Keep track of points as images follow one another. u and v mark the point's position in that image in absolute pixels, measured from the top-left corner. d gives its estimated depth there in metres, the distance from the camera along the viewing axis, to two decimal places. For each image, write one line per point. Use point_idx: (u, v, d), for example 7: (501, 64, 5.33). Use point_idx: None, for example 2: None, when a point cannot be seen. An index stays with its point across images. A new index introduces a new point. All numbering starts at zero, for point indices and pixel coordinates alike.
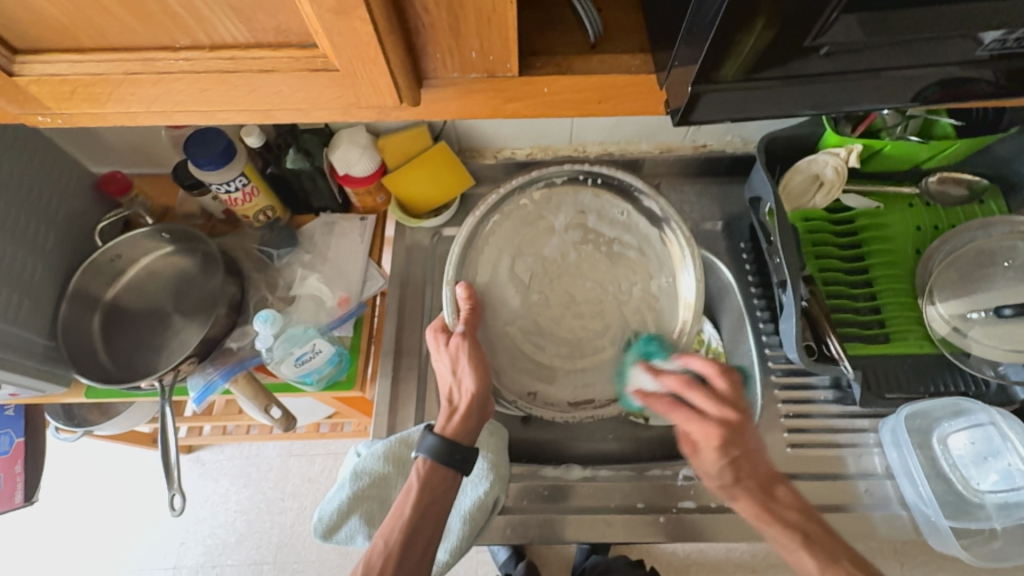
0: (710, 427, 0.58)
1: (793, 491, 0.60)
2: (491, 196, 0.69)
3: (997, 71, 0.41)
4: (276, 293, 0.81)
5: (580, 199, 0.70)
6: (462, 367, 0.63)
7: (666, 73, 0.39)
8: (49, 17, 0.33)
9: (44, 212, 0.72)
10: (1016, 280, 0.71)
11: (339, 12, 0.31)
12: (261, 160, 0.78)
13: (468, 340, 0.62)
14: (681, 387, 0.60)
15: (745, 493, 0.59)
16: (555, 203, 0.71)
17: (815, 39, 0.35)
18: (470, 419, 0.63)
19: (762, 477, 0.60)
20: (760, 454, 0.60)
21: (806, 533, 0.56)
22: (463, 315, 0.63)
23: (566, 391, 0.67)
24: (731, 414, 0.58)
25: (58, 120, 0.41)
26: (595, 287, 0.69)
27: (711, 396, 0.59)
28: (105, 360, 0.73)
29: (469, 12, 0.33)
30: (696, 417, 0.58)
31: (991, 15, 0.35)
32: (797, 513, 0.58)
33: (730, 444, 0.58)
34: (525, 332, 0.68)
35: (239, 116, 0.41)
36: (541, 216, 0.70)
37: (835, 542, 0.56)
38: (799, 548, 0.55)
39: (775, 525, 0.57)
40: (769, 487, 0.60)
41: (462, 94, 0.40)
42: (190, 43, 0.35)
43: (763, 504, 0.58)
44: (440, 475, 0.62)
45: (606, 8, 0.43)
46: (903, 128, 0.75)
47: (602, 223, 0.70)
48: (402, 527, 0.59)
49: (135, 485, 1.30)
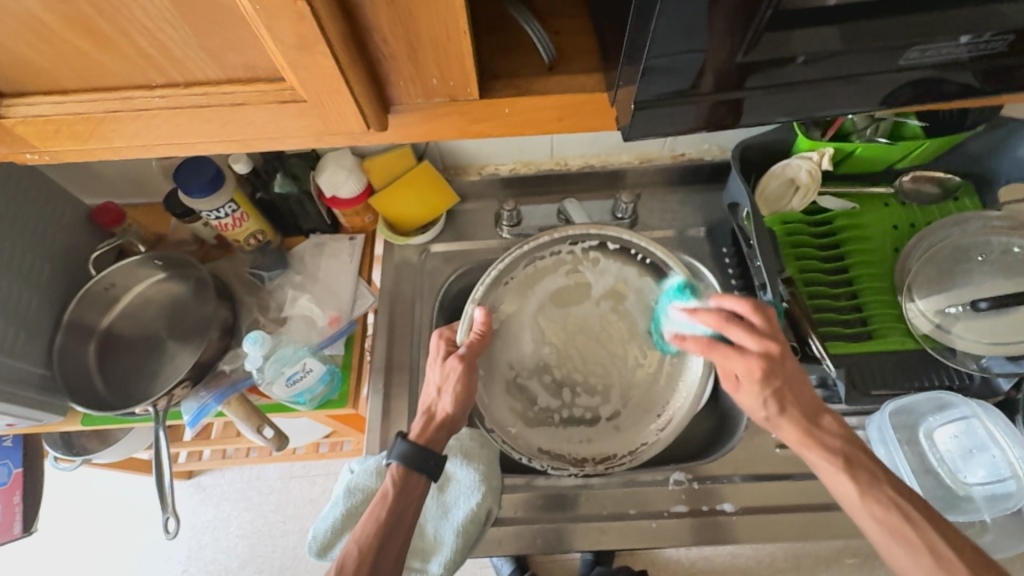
0: (750, 359, 0.59)
1: (837, 421, 0.60)
2: (544, 235, 0.73)
3: (937, 77, 0.42)
4: (267, 315, 0.82)
5: (625, 271, 0.76)
6: (449, 386, 0.66)
7: (615, 93, 0.41)
8: (32, 64, 0.35)
9: (39, 244, 0.73)
10: (991, 272, 0.72)
11: (301, 48, 0.33)
12: (250, 186, 0.80)
13: (465, 363, 0.67)
14: (720, 322, 0.61)
15: (788, 420, 0.59)
16: (600, 266, 0.76)
17: (747, 53, 0.37)
18: (442, 432, 0.65)
19: (807, 407, 0.60)
20: (803, 386, 0.60)
21: (849, 458, 0.56)
22: (471, 339, 0.68)
23: (543, 438, 0.74)
24: (772, 346, 0.59)
25: (45, 157, 0.43)
26: (604, 354, 0.76)
27: (749, 331, 0.60)
28: (101, 388, 0.74)
29: (426, 42, 0.35)
30: (735, 353, 0.59)
31: (916, 27, 0.37)
32: (843, 440, 0.57)
33: (770, 375, 0.58)
34: (528, 375, 0.76)
35: (217, 147, 0.43)
36: (583, 272, 0.76)
37: (877, 468, 0.55)
38: (840, 473, 0.55)
39: (816, 451, 0.57)
40: (813, 417, 0.59)
41: (428, 117, 0.42)
42: (164, 82, 0.37)
43: (807, 431, 0.58)
44: (414, 482, 0.62)
45: (562, 32, 0.45)
46: (873, 129, 0.76)
47: (635, 302, 0.76)
48: (376, 529, 0.58)
49: (135, 512, 1.30)
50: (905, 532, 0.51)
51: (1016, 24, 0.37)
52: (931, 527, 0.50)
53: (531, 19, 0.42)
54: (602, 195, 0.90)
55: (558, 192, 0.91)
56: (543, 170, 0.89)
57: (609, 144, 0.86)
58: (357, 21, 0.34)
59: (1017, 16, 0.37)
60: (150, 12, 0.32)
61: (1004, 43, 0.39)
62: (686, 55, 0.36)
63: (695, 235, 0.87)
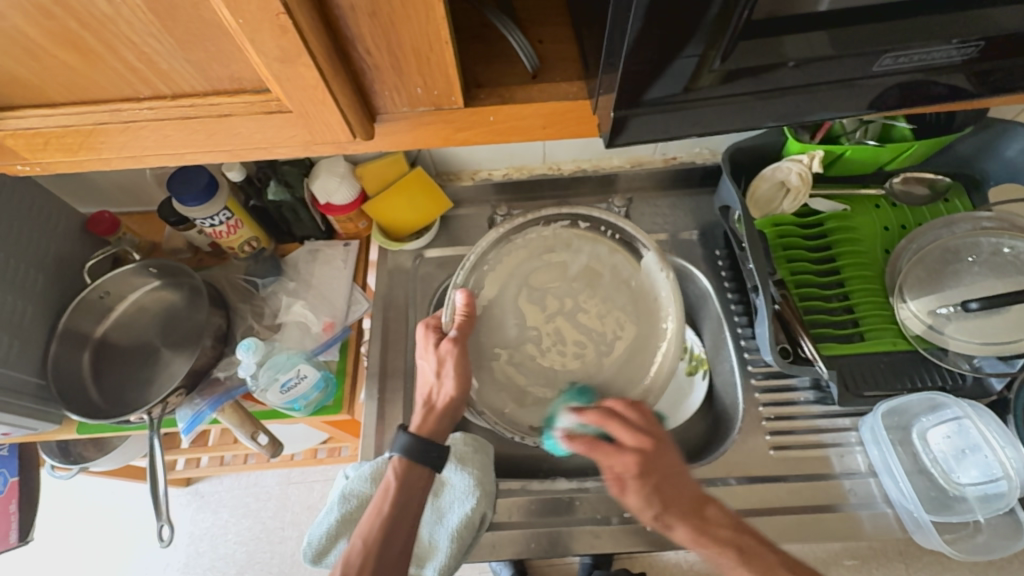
0: (626, 456, 0.60)
1: (722, 508, 0.61)
2: (518, 219, 0.73)
3: (917, 80, 0.43)
4: (262, 321, 0.82)
5: (598, 250, 0.73)
6: (446, 372, 0.65)
7: (596, 101, 0.41)
8: (20, 78, 0.36)
9: (33, 253, 0.74)
10: (981, 273, 0.72)
11: (285, 61, 0.33)
12: (244, 193, 0.81)
13: (458, 346, 0.65)
14: (601, 419, 0.62)
15: (677, 519, 0.59)
16: (575, 247, 0.74)
17: (724, 60, 0.37)
18: (443, 420, 0.65)
19: (689, 502, 0.60)
20: (682, 480, 0.61)
21: (741, 546, 0.57)
22: (458, 321, 0.67)
23: (533, 417, 0.69)
24: (647, 441, 0.61)
25: (36, 169, 0.43)
26: (587, 333, 0.70)
27: (628, 427, 0.61)
28: (96, 397, 0.74)
29: (409, 53, 0.36)
30: (615, 451, 0.61)
31: (892, 33, 0.38)
32: (730, 529, 0.59)
33: (648, 471, 0.60)
34: (514, 360, 0.71)
35: (206, 157, 0.43)
36: (558, 252, 0.74)
37: (766, 551, 0.58)
38: (736, 564, 0.56)
39: (709, 547, 0.58)
40: (699, 508, 0.60)
41: (415, 126, 0.42)
42: (151, 94, 0.38)
43: (698, 528, 0.59)
44: (417, 473, 0.63)
45: (546, 40, 0.45)
46: (862, 132, 0.77)
47: (612, 279, 0.72)
48: (380, 523, 0.61)
49: (132, 520, 1.30)
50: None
51: (992, 28, 0.38)
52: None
53: (513, 28, 0.43)
54: (594, 200, 0.91)
55: (551, 197, 0.91)
56: (536, 175, 0.90)
57: (600, 148, 0.86)
58: (340, 34, 0.34)
59: (991, 21, 0.38)
60: (135, 26, 0.32)
61: (978, 49, 0.40)
62: (664, 63, 0.36)
63: (688, 238, 0.88)
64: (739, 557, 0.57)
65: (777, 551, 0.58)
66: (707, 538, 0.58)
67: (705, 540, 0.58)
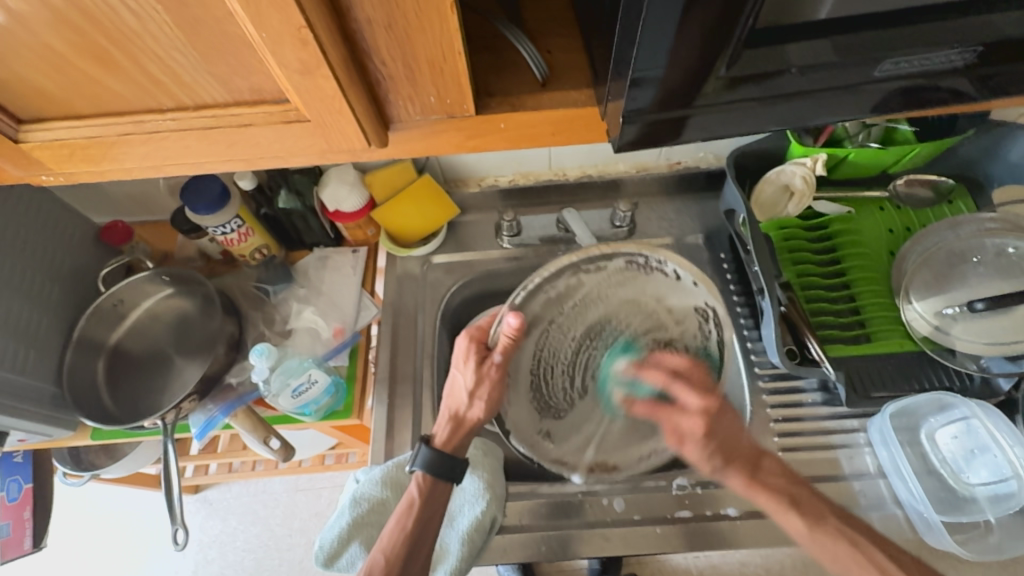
0: (695, 418, 0.62)
1: (777, 459, 0.64)
2: (594, 250, 0.68)
3: (920, 85, 0.43)
4: (273, 328, 0.83)
5: (658, 286, 0.70)
6: (482, 392, 0.67)
7: (605, 107, 0.42)
8: (49, 91, 0.37)
9: (49, 262, 0.75)
10: (986, 275, 0.72)
11: (305, 72, 0.35)
12: (255, 202, 0.83)
13: (498, 372, 0.67)
14: (666, 379, 0.63)
15: (734, 468, 0.62)
16: (638, 282, 0.71)
17: (729, 67, 0.38)
18: (469, 436, 0.68)
19: (747, 454, 0.63)
20: (741, 434, 0.63)
21: (792, 496, 0.61)
22: (503, 345, 0.66)
23: (562, 444, 0.72)
24: (712, 402, 0.62)
25: (60, 179, 0.45)
26: None
27: (691, 388, 0.62)
28: (110, 404, 0.75)
29: (423, 64, 0.37)
30: (680, 411, 0.63)
31: (891, 41, 0.39)
32: (784, 480, 0.62)
33: (712, 432, 0.62)
34: (554, 380, 0.72)
35: (225, 166, 0.44)
36: (622, 287, 0.71)
37: (820, 502, 0.60)
38: (787, 510, 0.60)
39: (764, 493, 0.61)
40: (755, 461, 0.63)
41: (427, 134, 0.44)
42: (174, 105, 0.39)
43: (752, 476, 0.62)
44: (439, 488, 0.66)
45: (554, 49, 0.47)
46: (865, 136, 0.78)
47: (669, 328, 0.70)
48: (402, 540, 0.63)
49: (141, 527, 1.30)
50: (856, 555, 0.57)
51: (991, 34, 0.39)
52: (877, 548, 0.57)
53: (523, 39, 0.44)
54: (600, 204, 0.91)
55: (556, 202, 0.92)
56: (542, 181, 0.91)
57: (605, 153, 0.87)
58: (357, 45, 0.36)
59: (989, 25, 0.38)
60: (161, 41, 0.34)
61: (975, 54, 0.40)
62: (667, 72, 0.37)
63: (694, 241, 0.88)
64: (791, 506, 0.60)
65: (828, 503, 0.61)
66: (760, 487, 0.61)
67: (759, 488, 0.61)
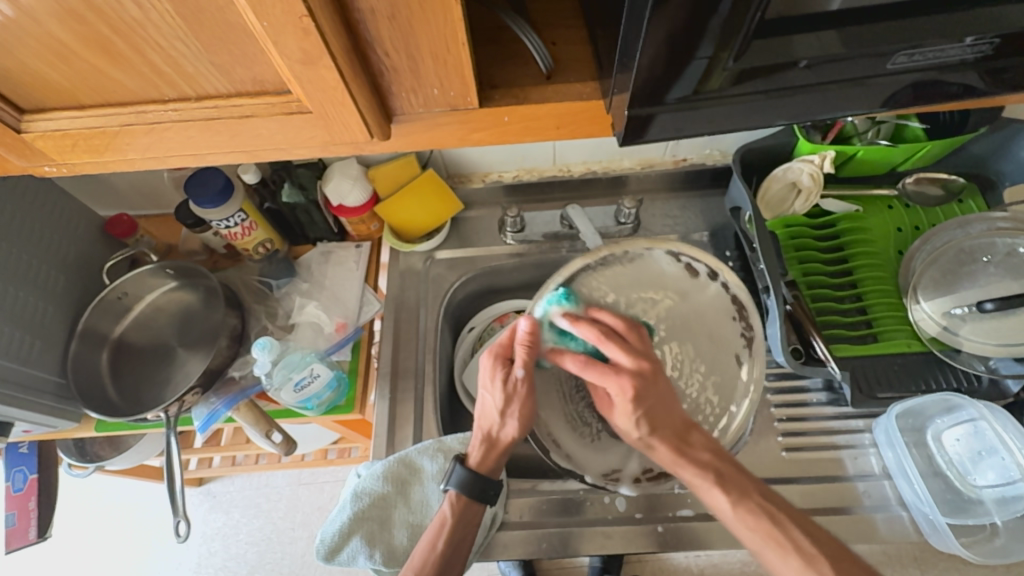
0: (623, 380, 0.61)
1: (706, 435, 0.65)
2: (606, 250, 0.69)
3: (932, 77, 0.42)
4: (276, 322, 0.83)
5: (679, 280, 0.73)
6: (512, 410, 0.66)
7: (610, 100, 0.42)
8: (52, 81, 0.37)
9: (54, 253, 0.75)
10: (996, 274, 0.71)
11: (307, 63, 0.34)
12: (258, 196, 0.82)
13: (526, 386, 0.65)
14: (600, 337, 0.62)
15: (661, 440, 0.63)
16: (657, 277, 0.73)
17: (737, 59, 0.38)
18: (503, 456, 0.68)
19: (677, 427, 0.64)
20: (671, 406, 0.63)
21: (718, 472, 0.61)
22: (524, 356, 0.64)
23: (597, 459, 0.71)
24: (645, 365, 0.62)
25: (63, 169, 0.45)
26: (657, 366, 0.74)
27: (626, 348, 0.62)
28: (113, 395, 0.75)
29: (427, 55, 0.37)
30: (611, 372, 0.61)
31: (903, 34, 0.38)
32: (710, 453, 0.63)
33: (643, 393, 0.61)
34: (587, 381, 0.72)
35: (227, 157, 0.44)
36: (643, 284, 0.74)
37: (746, 481, 0.61)
38: (713, 486, 0.60)
39: (689, 467, 0.62)
40: (684, 435, 0.63)
41: (430, 127, 0.43)
42: (176, 96, 0.39)
43: (679, 450, 0.63)
44: (472, 509, 0.66)
45: (560, 42, 0.46)
46: (874, 133, 0.77)
47: (697, 319, 0.74)
48: (435, 560, 0.63)
49: (146, 518, 1.31)
50: (775, 535, 0.57)
51: (1007, 27, 0.38)
52: (796, 528, 0.57)
53: (529, 30, 0.43)
54: (604, 201, 0.91)
55: (560, 197, 0.91)
56: (546, 176, 0.90)
57: (610, 149, 0.86)
58: (360, 35, 0.35)
59: (1006, 17, 0.37)
60: (163, 30, 0.33)
61: (990, 46, 0.39)
62: (672, 64, 0.36)
63: (699, 239, 0.87)
64: (716, 481, 0.60)
65: (754, 481, 0.61)
66: (686, 459, 0.62)
67: (684, 461, 0.62)
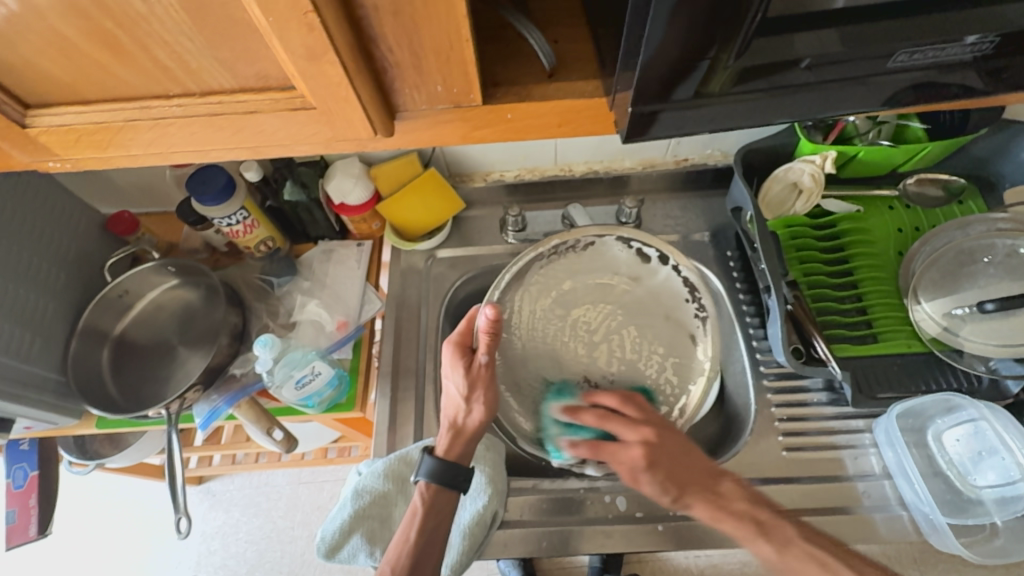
0: (634, 450, 0.62)
1: (737, 481, 0.62)
2: (556, 238, 0.75)
3: (933, 77, 0.43)
4: (277, 320, 0.83)
5: (631, 267, 0.77)
6: (476, 395, 0.67)
7: (613, 98, 0.42)
8: (57, 76, 0.37)
9: (56, 250, 0.76)
10: (997, 275, 0.71)
11: (311, 59, 0.34)
12: (261, 194, 0.82)
13: (487, 371, 0.67)
14: (602, 418, 0.66)
15: (695, 497, 0.60)
16: (610, 263, 0.77)
17: (738, 57, 0.38)
18: (472, 443, 0.67)
19: (702, 478, 0.61)
20: (692, 459, 0.62)
21: (757, 520, 0.58)
22: (485, 343, 0.65)
23: None
24: (649, 432, 0.63)
25: (67, 165, 0.45)
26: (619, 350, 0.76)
27: (627, 422, 0.64)
28: (114, 392, 0.76)
29: (430, 52, 0.37)
30: (619, 445, 0.63)
31: (904, 33, 0.38)
32: (745, 501, 0.59)
33: (655, 459, 0.61)
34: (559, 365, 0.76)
35: (231, 153, 0.44)
36: (598, 271, 0.78)
37: (786, 523, 0.58)
38: (755, 535, 0.57)
39: (728, 521, 0.59)
40: (713, 483, 0.61)
41: (433, 124, 0.43)
42: (181, 92, 0.39)
43: (714, 503, 0.60)
44: (443, 497, 0.66)
45: (562, 40, 0.46)
46: (876, 133, 0.77)
47: (653, 303, 0.76)
48: (409, 551, 0.62)
49: (146, 517, 1.31)
50: None
51: (1009, 26, 0.38)
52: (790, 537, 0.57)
53: (531, 28, 0.43)
54: (606, 201, 0.91)
55: (562, 197, 0.92)
56: (548, 176, 0.90)
57: (612, 149, 0.86)
58: (363, 31, 0.35)
59: (1007, 17, 0.38)
60: (168, 25, 0.34)
61: (991, 45, 0.39)
62: (674, 61, 0.37)
63: (700, 239, 0.88)
64: (757, 530, 0.57)
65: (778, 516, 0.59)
66: (724, 513, 0.59)
67: (722, 515, 0.59)
